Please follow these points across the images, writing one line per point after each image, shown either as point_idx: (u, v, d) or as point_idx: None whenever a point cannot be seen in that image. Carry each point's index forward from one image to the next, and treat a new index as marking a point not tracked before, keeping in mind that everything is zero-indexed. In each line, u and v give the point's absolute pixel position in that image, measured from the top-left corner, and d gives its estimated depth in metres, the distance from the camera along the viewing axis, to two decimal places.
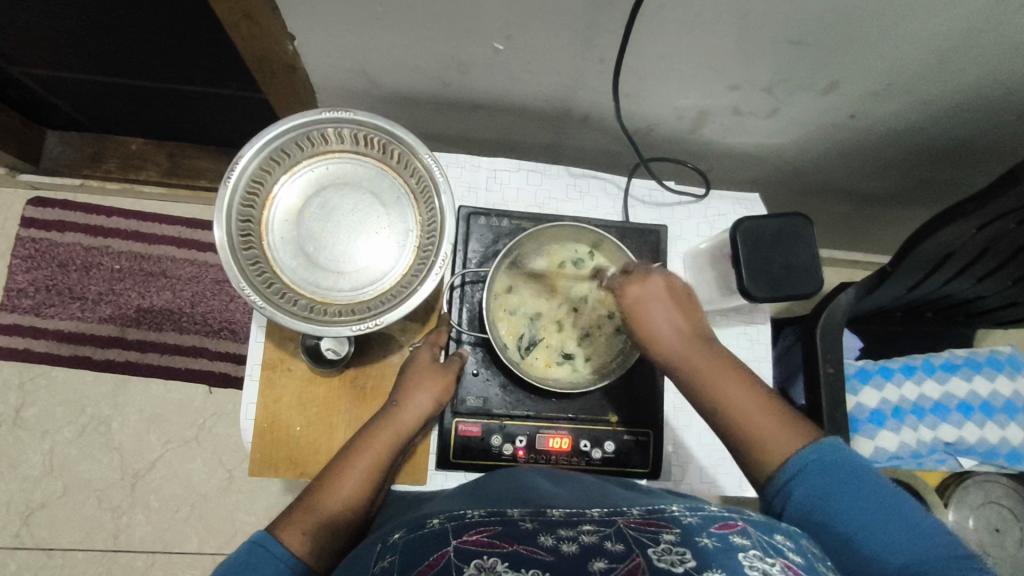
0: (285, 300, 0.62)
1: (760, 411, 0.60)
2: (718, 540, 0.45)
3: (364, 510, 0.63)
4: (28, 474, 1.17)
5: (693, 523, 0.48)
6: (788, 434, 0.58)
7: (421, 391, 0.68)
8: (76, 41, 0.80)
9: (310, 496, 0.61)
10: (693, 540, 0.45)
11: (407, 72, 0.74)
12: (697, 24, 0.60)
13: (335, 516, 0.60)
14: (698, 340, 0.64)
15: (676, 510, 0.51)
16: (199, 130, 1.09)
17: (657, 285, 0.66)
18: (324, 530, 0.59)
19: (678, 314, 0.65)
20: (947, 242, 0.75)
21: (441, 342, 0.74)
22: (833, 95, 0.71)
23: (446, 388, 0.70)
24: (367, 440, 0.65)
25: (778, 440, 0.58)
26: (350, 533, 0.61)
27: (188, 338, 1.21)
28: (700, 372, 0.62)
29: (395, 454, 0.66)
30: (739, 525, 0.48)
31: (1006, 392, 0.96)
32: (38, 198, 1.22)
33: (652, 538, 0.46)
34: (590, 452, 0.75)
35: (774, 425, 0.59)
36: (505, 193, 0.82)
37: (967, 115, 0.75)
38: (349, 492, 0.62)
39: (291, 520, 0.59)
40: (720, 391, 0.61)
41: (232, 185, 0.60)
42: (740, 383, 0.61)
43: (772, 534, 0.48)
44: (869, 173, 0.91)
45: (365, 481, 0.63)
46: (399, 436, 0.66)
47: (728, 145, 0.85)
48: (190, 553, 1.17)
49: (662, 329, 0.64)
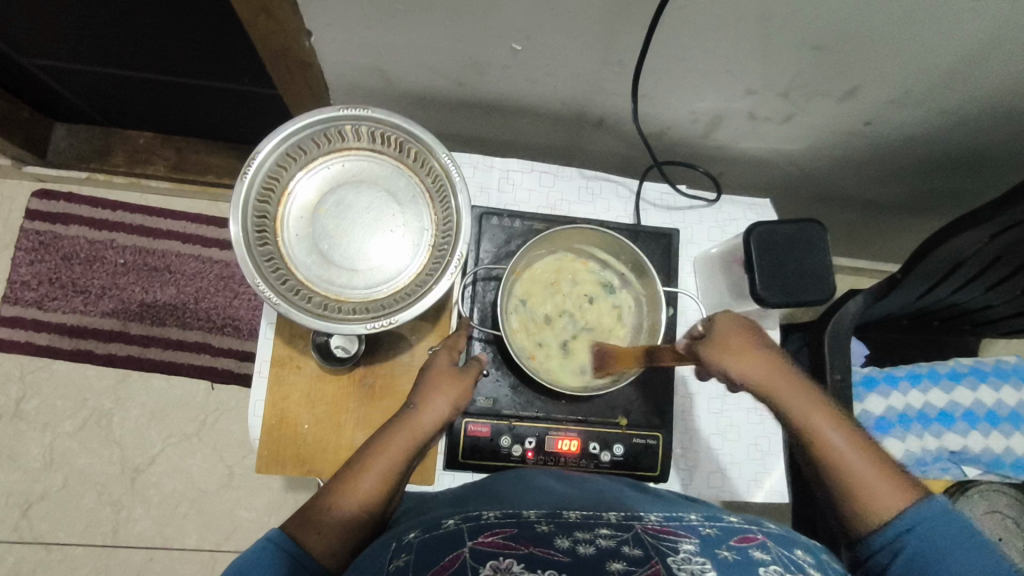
0: (300, 297, 0.62)
1: (857, 455, 0.60)
2: (738, 554, 0.45)
3: (379, 512, 0.62)
4: (27, 468, 1.16)
5: (713, 534, 0.48)
6: (888, 478, 0.58)
7: (439, 396, 0.67)
8: (90, 32, 0.80)
9: (326, 496, 0.61)
10: (712, 551, 0.46)
11: (424, 71, 0.74)
12: (718, 28, 0.60)
13: (351, 516, 0.60)
14: (785, 375, 0.63)
15: (695, 519, 0.52)
16: (209, 124, 1.08)
17: (737, 322, 0.64)
18: (339, 530, 0.59)
19: (762, 349, 0.64)
20: (958, 251, 0.75)
21: (458, 347, 0.72)
22: (849, 102, 0.72)
23: (464, 393, 0.69)
24: (384, 442, 0.64)
25: (881, 488, 0.58)
26: (363, 534, 0.60)
27: (191, 334, 1.21)
28: (796, 417, 0.62)
29: (413, 457, 0.65)
30: (759, 539, 0.48)
31: (1012, 402, 0.96)
32: (43, 190, 1.21)
33: (672, 546, 0.46)
34: (599, 455, 0.75)
35: (876, 470, 0.59)
36: (517, 194, 0.82)
37: (981, 125, 0.75)
38: (363, 493, 0.61)
39: (305, 519, 0.59)
40: (817, 432, 0.61)
41: (249, 179, 0.59)
42: (831, 420, 0.62)
43: (791, 549, 0.48)
44: (880, 181, 0.92)
45: (382, 483, 0.62)
46: (417, 440, 0.65)
47: (741, 150, 0.85)
48: (190, 549, 1.16)
49: (753, 368, 0.62)
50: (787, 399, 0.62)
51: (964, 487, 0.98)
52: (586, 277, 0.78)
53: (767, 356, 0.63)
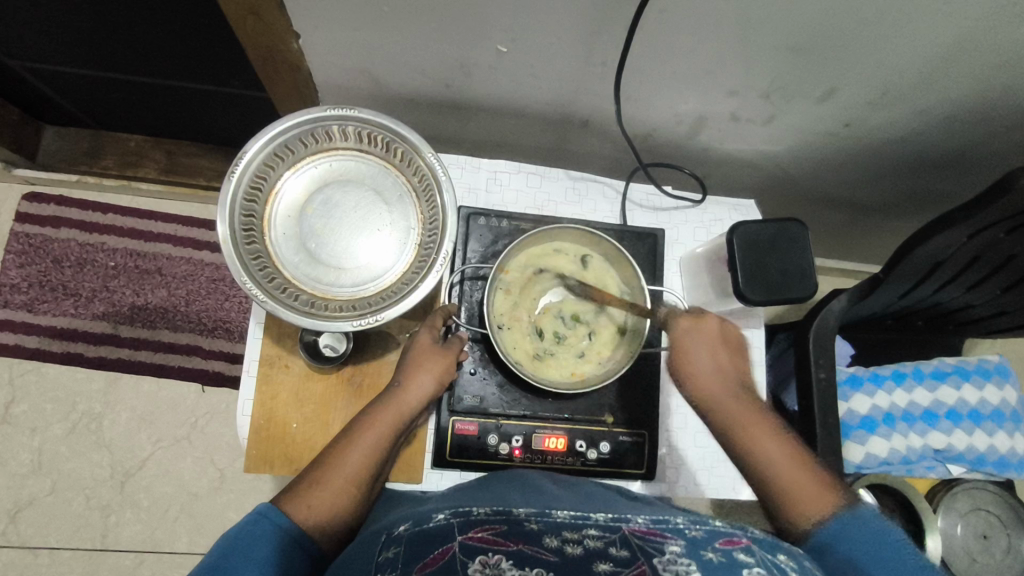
0: (287, 295, 0.63)
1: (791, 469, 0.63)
2: (724, 555, 0.46)
3: (367, 488, 0.63)
4: (15, 472, 1.15)
5: (699, 536, 0.49)
6: (816, 489, 0.62)
7: (424, 373, 0.69)
8: (79, 35, 0.80)
9: (314, 474, 0.62)
10: (699, 552, 0.46)
11: (412, 73, 0.75)
12: (698, 31, 0.61)
13: (340, 491, 0.61)
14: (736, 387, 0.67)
15: (681, 522, 0.52)
16: (200, 127, 1.09)
17: (707, 324, 0.68)
18: (328, 503, 0.60)
19: (727, 357, 0.69)
20: (938, 250, 0.76)
21: (440, 324, 0.72)
22: (829, 105, 0.73)
23: (447, 368, 0.70)
24: (371, 420, 0.66)
25: (810, 494, 0.61)
26: (352, 507, 0.61)
27: (182, 336, 1.21)
28: (743, 421, 0.65)
29: (397, 435, 0.66)
30: (744, 542, 0.49)
31: (994, 401, 0.98)
32: (34, 194, 1.21)
33: (658, 547, 0.47)
34: (586, 453, 0.76)
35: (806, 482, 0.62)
36: (505, 195, 0.83)
37: (958, 126, 0.77)
38: (352, 471, 0.62)
39: (294, 495, 0.60)
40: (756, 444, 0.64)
41: (236, 178, 0.60)
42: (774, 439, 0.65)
43: (775, 553, 0.49)
44: (862, 182, 0.93)
45: (369, 459, 0.63)
46: (403, 415, 0.67)
47: (725, 151, 0.87)
48: (180, 552, 1.16)
49: (708, 370, 0.67)
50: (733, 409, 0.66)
51: (948, 486, 0.98)
52: (593, 275, 0.77)
53: (727, 363, 0.68)
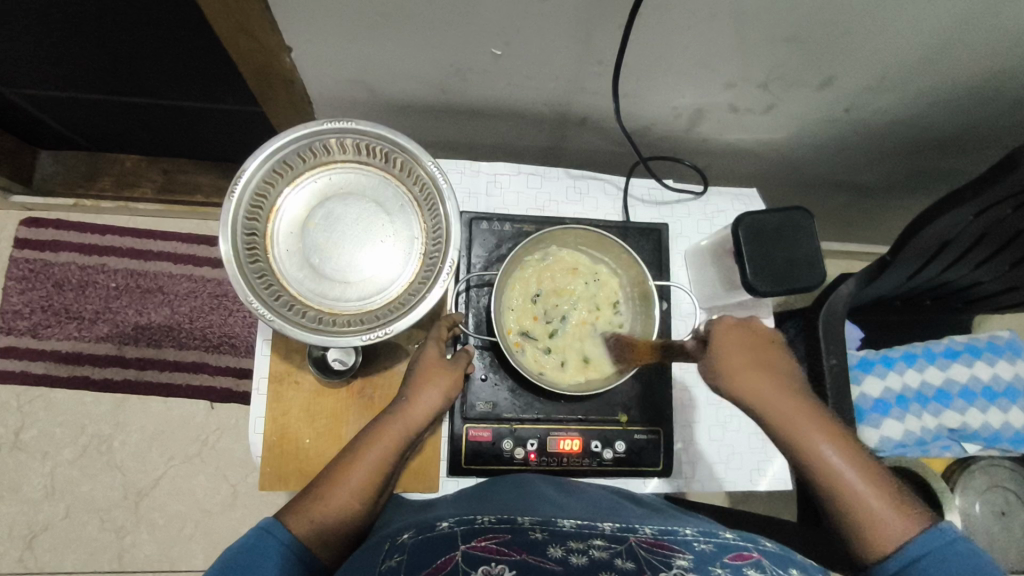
0: (293, 312, 0.62)
1: (852, 471, 0.59)
2: (732, 573, 0.45)
3: (372, 503, 0.63)
4: (28, 498, 1.15)
5: (707, 551, 0.49)
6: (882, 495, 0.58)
7: (431, 387, 0.68)
8: (64, 57, 0.79)
9: (319, 487, 0.61)
10: (706, 568, 0.46)
11: (407, 81, 0.74)
12: (695, 24, 0.60)
13: (345, 505, 0.61)
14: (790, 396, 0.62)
15: (690, 534, 0.52)
16: (194, 144, 1.08)
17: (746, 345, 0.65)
18: (330, 517, 0.60)
19: (771, 365, 0.64)
20: (945, 231, 0.76)
21: (446, 336, 0.72)
22: (829, 90, 0.72)
23: (455, 383, 0.69)
24: (376, 434, 0.65)
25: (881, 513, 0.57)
26: (355, 521, 0.61)
27: (187, 354, 1.20)
28: (790, 429, 0.61)
29: (404, 450, 0.66)
30: (754, 557, 0.48)
31: (1007, 376, 0.97)
32: (31, 218, 1.20)
33: (665, 561, 0.46)
34: (601, 453, 0.75)
35: (870, 487, 0.58)
36: (506, 197, 0.82)
37: (960, 106, 0.76)
38: (356, 486, 0.62)
39: (299, 508, 0.60)
40: (814, 451, 0.60)
41: (236, 198, 0.60)
42: (831, 439, 0.60)
43: (787, 568, 0.48)
44: (864, 165, 0.92)
45: (375, 474, 0.63)
46: (408, 430, 0.66)
47: (726, 142, 0.86)
48: (198, 569, 1.16)
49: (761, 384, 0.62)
50: (787, 408, 0.61)
51: (963, 465, 1.02)
52: (603, 282, 0.78)
53: (775, 373, 0.63)
